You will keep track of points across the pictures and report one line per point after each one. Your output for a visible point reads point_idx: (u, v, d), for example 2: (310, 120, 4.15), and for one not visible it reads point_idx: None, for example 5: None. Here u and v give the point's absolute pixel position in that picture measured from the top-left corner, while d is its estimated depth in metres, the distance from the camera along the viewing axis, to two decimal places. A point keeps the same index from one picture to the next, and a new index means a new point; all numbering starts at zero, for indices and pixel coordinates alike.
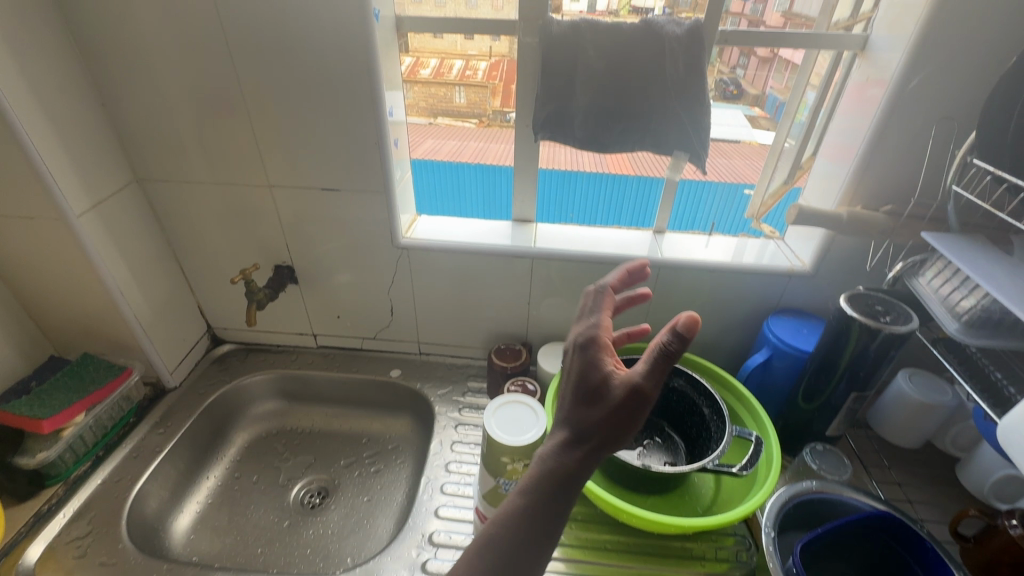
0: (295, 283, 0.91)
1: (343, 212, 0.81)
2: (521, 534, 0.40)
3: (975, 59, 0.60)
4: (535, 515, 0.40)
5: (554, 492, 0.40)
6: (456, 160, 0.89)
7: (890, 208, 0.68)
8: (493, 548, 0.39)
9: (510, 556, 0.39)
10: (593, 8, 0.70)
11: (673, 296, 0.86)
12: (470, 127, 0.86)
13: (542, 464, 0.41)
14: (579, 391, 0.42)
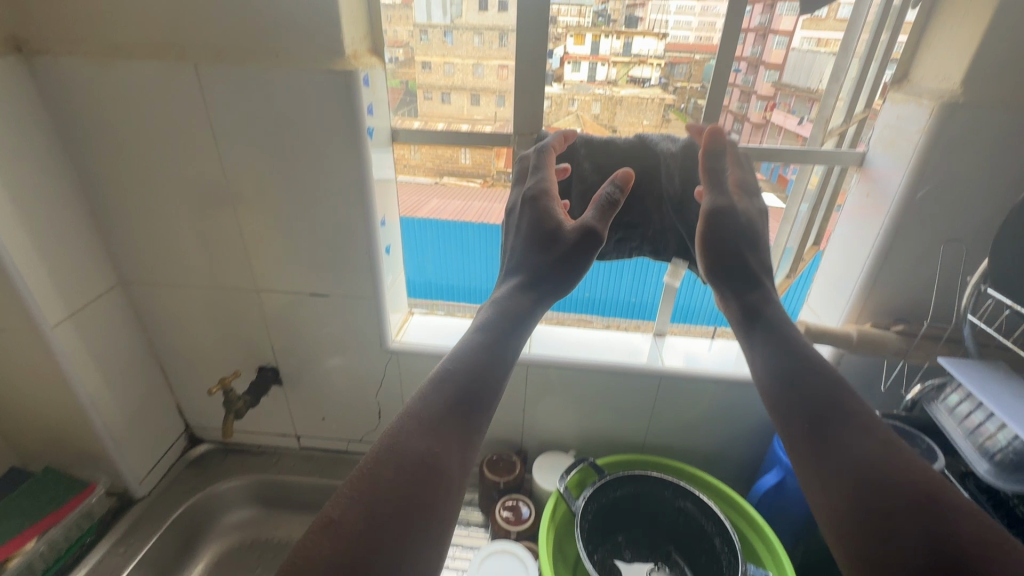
0: (279, 384, 0.87)
1: (332, 317, 0.79)
2: (478, 366, 0.42)
3: (978, 184, 0.58)
4: (472, 362, 0.42)
5: (494, 336, 0.44)
6: (459, 219, 0.81)
7: (901, 328, 0.65)
8: (431, 409, 0.39)
9: (451, 404, 0.40)
10: (593, 77, 0.70)
11: (676, 405, 0.81)
12: (476, 186, 0.79)
13: (490, 310, 0.46)
14: (533, 234, 0.50)
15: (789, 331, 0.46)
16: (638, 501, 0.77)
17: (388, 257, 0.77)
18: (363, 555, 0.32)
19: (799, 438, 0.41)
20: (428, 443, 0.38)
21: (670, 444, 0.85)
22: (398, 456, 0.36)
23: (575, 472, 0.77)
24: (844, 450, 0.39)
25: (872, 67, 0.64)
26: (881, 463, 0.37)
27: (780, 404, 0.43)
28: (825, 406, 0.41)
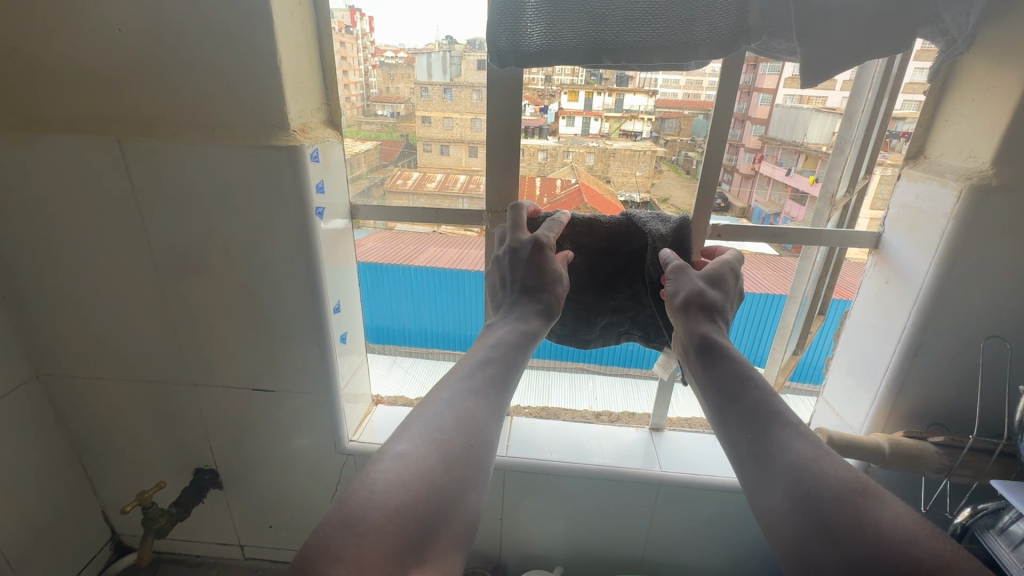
0: (219, 489, 0.75)
1: (279, 414, 0.68)
2: (506, 359, 0.45)
3: (1016, 274, 0.50)
4: (509, 350, 0.46)
5: (526, 333, 0.48)
6: (455, 267, 0.71)
7: (939, 437, 0.55)
8: (480, 380, 0.42)
9: (495, 380, 0.43)
10: (587, 131, 0.61)
11: (680, 516, 0.70)
12: (475, 236, 0.67)
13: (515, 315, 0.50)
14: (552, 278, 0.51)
15: (739, 360, 0.44)
16: None
17: (345, 346, 0.68)
18: (434, 490, 0.33)
19: (741, 448, 0.39)
20: (482, 408, 0.40)
21: (671, 559, 0.73)
22: (454, 414, 0.38)
23: None
24: (780, 456, 0.36)
25: (877, 125, 0.56)
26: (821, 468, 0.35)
27: (727, 419, 0.41)
28: (766, 414, 0.39)
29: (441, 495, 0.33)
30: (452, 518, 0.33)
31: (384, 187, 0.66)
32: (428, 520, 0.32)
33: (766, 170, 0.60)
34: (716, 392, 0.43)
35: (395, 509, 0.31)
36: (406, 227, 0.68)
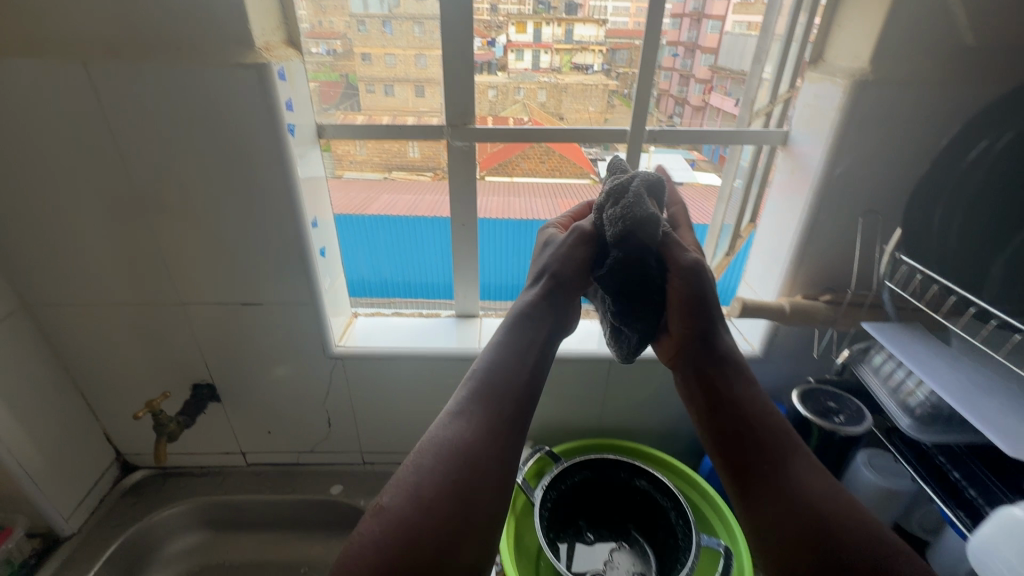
0: (217, 402, 0.82)
1: (267, 327, 0.75)
2: (502, 371, 0.49)
3: (890, 155, 0.61)
4: (499, 368, 0.49)
5: (527, 348, 0.51)
6: (411, 215, 0.79)
7: (829, 296, 0.68)
8: (467, 410, 0.47)
9: (486, 400, 0.47)
10: (538, 65, 0.70)
11: (630, 387, 0.83)
12: (428, 180, 0.75)
13: (515, 319, 0.53)
14: (564, 275, 0.54)
15: (744, 395, 0.51)
16: (595, 486, 0.78)
17: (324, 261, 0.74)
18: (419, 531, 0.40)
19: (760, 475, 0.47)
20: (469, 437, 0.45)
21: (623, 425, 0.87)
22: (442, 450, 0.44)
23: (532, 462, 0.77)
24: (800, 487, 0.46)
25: (793, 47, 0.67)
26: (831, 498, 0.45)
27: (748, 442, 0.49)
28: (788, 445, 0.49)
29: (424, 529, 0.40)
30: (450, 541, 0.40)
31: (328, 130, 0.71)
32: (422, 547, 0.39)
33: (716, 103, 0.71)
34: (738, 419, 0.50)
35: (396, 541, 0.39)
36: (354, 174, 0.75)
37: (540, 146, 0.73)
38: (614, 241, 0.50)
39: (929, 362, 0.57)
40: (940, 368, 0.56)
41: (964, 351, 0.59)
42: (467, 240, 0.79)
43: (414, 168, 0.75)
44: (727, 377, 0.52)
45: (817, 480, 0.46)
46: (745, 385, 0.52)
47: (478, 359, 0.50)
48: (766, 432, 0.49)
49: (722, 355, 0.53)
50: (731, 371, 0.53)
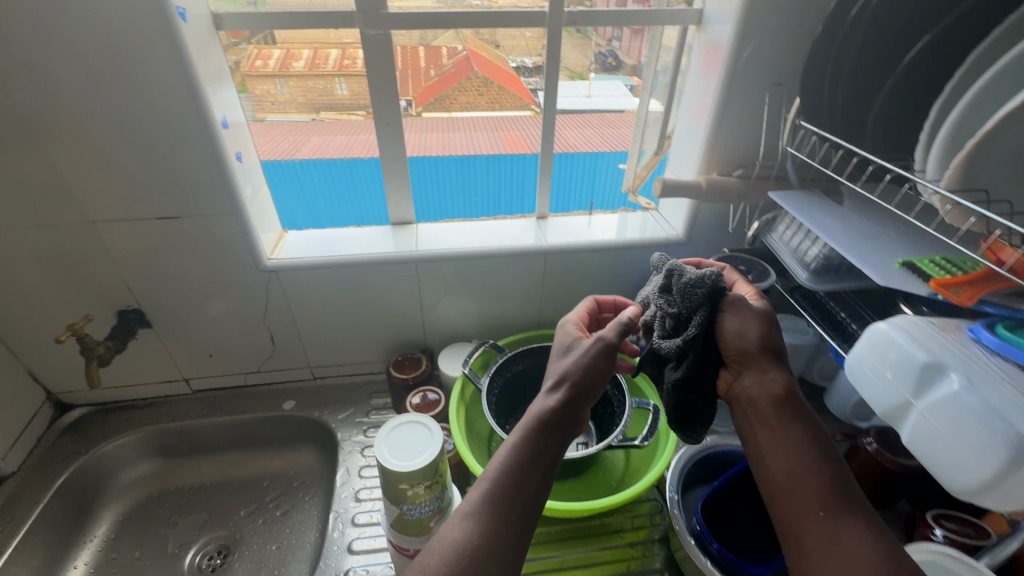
0: (148, 327, 0.80)
1: (190, 241, 0.72)
2: (528, 463, 0.46)
3: (791, 25, 0.64)
4: (520, 459, 0.46)
5: (543, 439, 0.47)
6: (346, 156, 0.81)
7: (740, 172, 0.73)
8: (481, 511, 0.43)
9: (500, 504, 0.44)
10: None
11: (565, 278, 0.87)
12: (361, 118, 0.78)
13: (535, 420, 0.49)
14: (579, 376, 0.51)
15: (803, 444, 0.47)
16: (539, 371, 0.83)
17: (242, 166, 0.71)
18: None
19: (810, 526, 0.43)
20: (482, 547, 0.42)
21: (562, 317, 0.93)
22: (453, 552, 0.42)
23: (478, 353, 0.81)
24: (846, 544, 0.41)
25: None
26: (885, 558, 0.40)
27: (796, 493, 0.45)
28: (845, 494, 0.43)
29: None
30: None
31: (244, 70, 0.73)
32: None
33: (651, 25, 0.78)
34: (791, 464, 0.46)
35: None
36: (279, 116, 0.79)
37: (476, 77, 0.78)
38: (697, 326, 0.51)
39: (822, 217, 0.63)
40: (832, 222, 0.62)
41: (853, 207, 0.65)
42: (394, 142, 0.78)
43: (346, 108, 0.77)
44: (782, 421, 0.48)
45: (873, 540, 0.41)
46: (802, 427, 0.47)
47: (494, 456, 0.47)
48: (829, 485, 0.44)
49: (782, 397, 0.49)
50: (787, 415, 0.48)
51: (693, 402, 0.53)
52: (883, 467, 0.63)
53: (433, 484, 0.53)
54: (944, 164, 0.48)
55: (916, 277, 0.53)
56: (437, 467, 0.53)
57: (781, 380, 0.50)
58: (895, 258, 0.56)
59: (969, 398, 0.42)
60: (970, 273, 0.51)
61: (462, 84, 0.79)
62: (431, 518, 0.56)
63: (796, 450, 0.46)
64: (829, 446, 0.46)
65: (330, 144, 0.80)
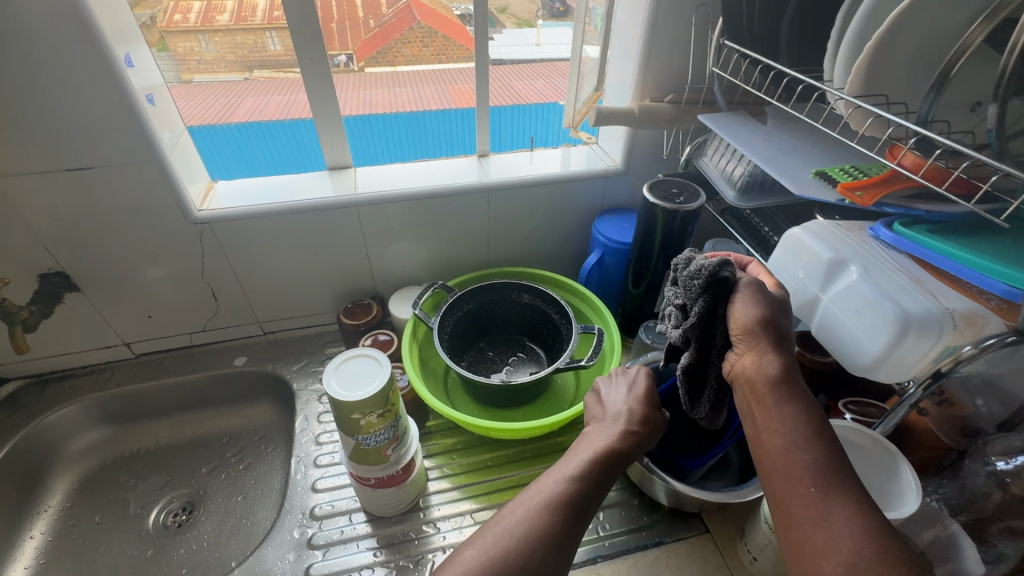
0: (76, 290, 0.77)
1: (107, 193, 0.68)
2: (580, 496, 0.45)
3: None
4: (576, 488, 0.45)
5: (609, 467, 0.47)
6: (285, 119, 0.81)
7: (671, 97, 0.74)
8: (546, 509, 0.43)
9: (564, 510, 0.44)
10: None
11: (509, 216, 0.88)
12: (295, 79, 0.78)
13: (607, 447, 0.48)
14: (637, 417, 0.51)
15: (805, 419, 0.41)
16: (490, 309, 0.85)
17: (155, 109, 0.67)
18: None
19: (798, 504, 0.38)
20: (542, 540, 0.42)
21: (510, 255, 0.94)
22: (510, 543, 0.41)
23: (427, 294, 0.82)
24: (835, 525, 0.37)
25: None
26: (873, 540, 0.36)
27: (786, 471, 0.40)
28: (841, 473, 0.39)
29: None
30: None
31: (161, 26, 0.71)
32: None
33: None
34: (783, 442, 0.41)
35: None
36: (207, 77, 0.79)
37: (419, 27, 0.83)
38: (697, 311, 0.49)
39: (747, 136, 0.65)
40: (755, 140, 0.65)
41: (776, 126, 0.67)
42: (321, 81, 0.74)
43: (283, 66, 0.77)
44: (778, 398, 0.42)
45: (863, 518, 0.36)
46: (799, 403, 0.42)
47: (564, 464, 0.47)
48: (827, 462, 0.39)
49: (779, 378, 0.43)
50: (786, 392, 0.43)
51: (706, 388, 0.51)
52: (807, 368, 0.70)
53: (386, 413, 0.55)
54: (848, 69, 0.50)
55: (827, 184, 0.56)
56: (389, 394, 0.55)
57: (780, 359, 0.44)
58: (810, 169, 0.59)
59: (864, 283, 0.46)
60: (875, 177, 0.54)
61: (404, 36, 0.84)
62: (387, 447, 0.59)
63: (792, 424, 0.41)
64: (827, 423, 0.41)
65: (267, 104, 0.81)
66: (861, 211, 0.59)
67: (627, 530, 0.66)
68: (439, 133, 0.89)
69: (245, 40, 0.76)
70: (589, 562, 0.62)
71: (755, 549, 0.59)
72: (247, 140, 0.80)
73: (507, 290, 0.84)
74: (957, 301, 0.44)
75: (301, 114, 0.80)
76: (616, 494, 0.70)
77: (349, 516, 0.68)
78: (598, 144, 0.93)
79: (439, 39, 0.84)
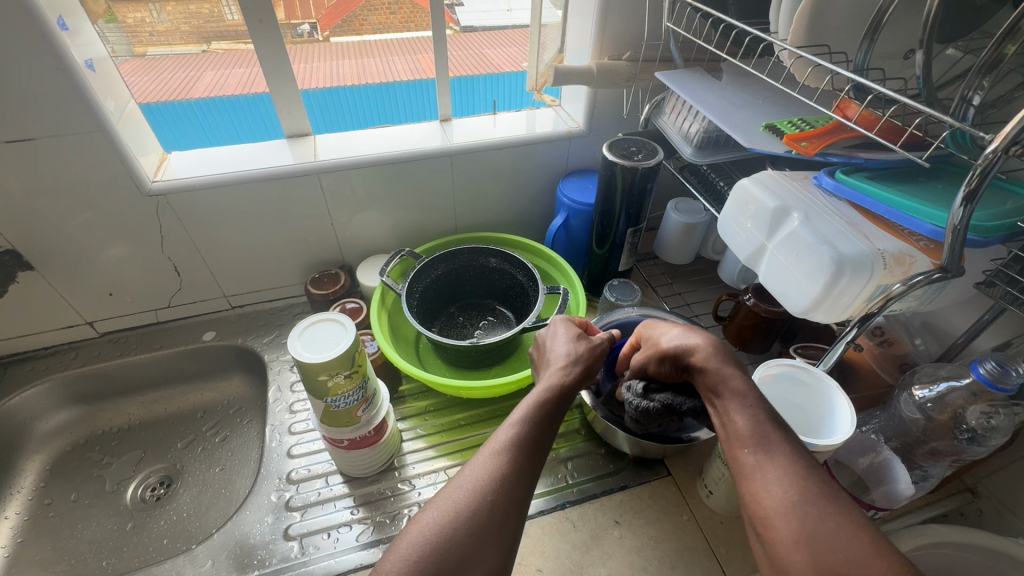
0: (29, 269, 0.75)
1: (53, 166, 0.66)
2: (532, 448, 0.45)
3: None
4: (529, 439, 0.45)
5: (558, 399, 0.49)
6: (247, 93, 0.80)
7: (629, 55, 0.74)
8: (514, 445, 0.44)
9: (533, 447, 0.45)
10: None
11: (474, 181, 0.88)
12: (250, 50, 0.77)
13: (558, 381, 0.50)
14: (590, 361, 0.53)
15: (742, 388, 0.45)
16: (458, 274, 0.85)
17: (96, 76, 0.64)
18: None
19: (736, 464, 0.41)
20: (517, 476, 0.43)
21: (477, 221, 0.95)
22: (485, 482, 0.42)
23: (394, 262, 0.82)
24: (765, 473, 0.39)
25: None
26: (799, 481, 0.38)
27: (728, 438, 0.43)
28: (772, 432, 0.41)
29: (465, 556, 0.39)
30: None
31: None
32: None
33: None
34: (726, 415, 0.44)
35: None
36: (161, 50, 0.78)
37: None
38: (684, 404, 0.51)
39: (701, 92, 0.66)
40: (708, 96, 0.65)
41: (730, 81, 0.68)
42: (271, 43, 0.72)
43: (240, 37, 0.74)
44: (717, 381, 0.46)
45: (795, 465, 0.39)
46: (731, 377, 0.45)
47: (522, 404, 0.48)
48: (761, 424, 0.42)
49: (717, 357, 0.47)
50: (716, 370, 0.46)
51: None
52: (760, 317, 0.73)
53: (353, 374, 0.57)
54: (791, 17, 0.51)
55: (775, 137, 0.57)
56: (355, 357, 0.56)
57: (712, 346, 0.49)
58: (759, 124, 0.60)
59: (806, 230, 0.49)
60: (820, 128, 0.54)
61: (370, 4, 0.85)
62: (358, 408, 0.61)
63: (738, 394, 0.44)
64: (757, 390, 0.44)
65: (228, 78, 0.80)
66: (807, 162, 0.61)
67: (593, 477, 0.69)
68: (408, 99, 0.89)
69: (200, 8, 0.73)
70: (557, 507, 0.66)
71: (711, 484, 0.63)
72: (207, 115, 0.79)
73: (474, 254, 0.85)
74: (887, 243, 0.46)
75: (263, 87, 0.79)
76: (582, 445, 0.73)
77: (326, 479, 0.70)
78: (562, 106, 0.93)
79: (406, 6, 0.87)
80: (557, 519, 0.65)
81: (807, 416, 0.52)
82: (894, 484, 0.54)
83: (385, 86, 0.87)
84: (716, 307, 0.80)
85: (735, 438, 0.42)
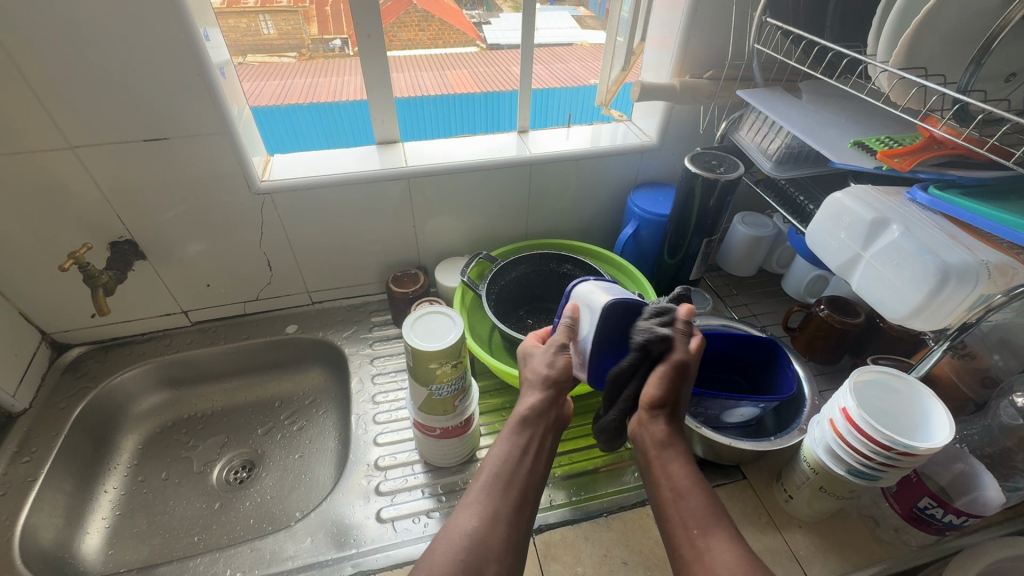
0: (143, 259, 0.80)
1: (180, 162, 0.72)
2: (506, 483, 0.49)
3: None
4: (502, 477, 0.49)
5: (520, 434, 0.51)
6: (281, 103, 0.83)
7: (710, 73, 0.78)
8: (486, 500, 0.47)
9: (505, 491, 0.48)
10: None
11: (549, 190, 0.92)
12: (290, 61, 0.86)
13: (519, 416, 0.52)
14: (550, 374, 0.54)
15: (675, 468, 0.51)
16: (531, 276, 0.89)
17: (225, 81, 0.71)
18: None
19: (686, 543, 0.47)
20: (493, 523, 0.46)
21: (547, 229, 0.99)
22: (468, 540, 0.45)
23: (473, 264, 0.86)
24: (716, 556, 0.45)
25: None
26: (744, 566, 0.44)
27: (681, 517, 0.49)
28: (715, 517, 0.48)
29: None
30: None
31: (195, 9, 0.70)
32: None
33: None
34: (675, 492, 0.50)
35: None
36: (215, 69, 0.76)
37: (414, 10, 0.82)
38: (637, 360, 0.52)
39: (784, 109, 0.69)
40: (792, 113, 0.68)
41: (811, 100, 0.71)
42: (376, 56, 0.77)
43: (277, 50, 0.84)
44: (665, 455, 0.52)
45: (735, 548, 0.45)
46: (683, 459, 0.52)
47: (497, 445, 0.51)
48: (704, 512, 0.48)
49: (665, 439, 0.52)
50: (667, 444, 0.52)
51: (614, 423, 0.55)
52: (834, 329, 0.75)
53: (458, 364, 0.60)
54: (892, 45, 0.55)
55: (864, 153, 0.59)
56: (461, 349, 0.60)
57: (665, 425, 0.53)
58: (846, 141, 0.63)
59: (906, 240, 0.51)
60: (910, 145, 0.57)
61: (400, 20, 0.81)
62: (454, 398, 0.64)
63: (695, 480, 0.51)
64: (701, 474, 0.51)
65: (263, 87, 0.83)
66: (892, 178, 0.64)
67: None
68: (438, 108, 0.90)
69: (238, 23, 0.76)
70: (638, 504, 0.68)
71: (791, 487, 0.63)
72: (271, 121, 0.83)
73: (547, 258, 0.88)
74: (989, 254, 0.48)
75: (324, 98, 0.84)
76: None
77: (411, 467, 0.73)
78: (630, 121, 0.97)
79: (435, 23, 0.86)
80: (639, 514, 0.67)
81: (896, 421, 0.55)
82: (983, 491, 0.56)
83: (423, 97, 0.88)
84: (787, 318, 0.82)
85: (690, 518, 0.48)
